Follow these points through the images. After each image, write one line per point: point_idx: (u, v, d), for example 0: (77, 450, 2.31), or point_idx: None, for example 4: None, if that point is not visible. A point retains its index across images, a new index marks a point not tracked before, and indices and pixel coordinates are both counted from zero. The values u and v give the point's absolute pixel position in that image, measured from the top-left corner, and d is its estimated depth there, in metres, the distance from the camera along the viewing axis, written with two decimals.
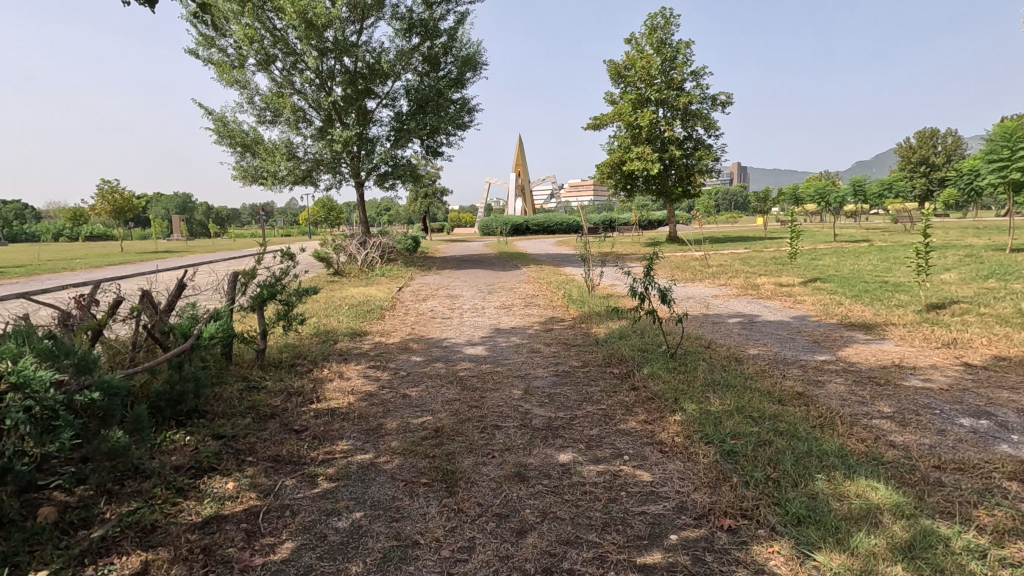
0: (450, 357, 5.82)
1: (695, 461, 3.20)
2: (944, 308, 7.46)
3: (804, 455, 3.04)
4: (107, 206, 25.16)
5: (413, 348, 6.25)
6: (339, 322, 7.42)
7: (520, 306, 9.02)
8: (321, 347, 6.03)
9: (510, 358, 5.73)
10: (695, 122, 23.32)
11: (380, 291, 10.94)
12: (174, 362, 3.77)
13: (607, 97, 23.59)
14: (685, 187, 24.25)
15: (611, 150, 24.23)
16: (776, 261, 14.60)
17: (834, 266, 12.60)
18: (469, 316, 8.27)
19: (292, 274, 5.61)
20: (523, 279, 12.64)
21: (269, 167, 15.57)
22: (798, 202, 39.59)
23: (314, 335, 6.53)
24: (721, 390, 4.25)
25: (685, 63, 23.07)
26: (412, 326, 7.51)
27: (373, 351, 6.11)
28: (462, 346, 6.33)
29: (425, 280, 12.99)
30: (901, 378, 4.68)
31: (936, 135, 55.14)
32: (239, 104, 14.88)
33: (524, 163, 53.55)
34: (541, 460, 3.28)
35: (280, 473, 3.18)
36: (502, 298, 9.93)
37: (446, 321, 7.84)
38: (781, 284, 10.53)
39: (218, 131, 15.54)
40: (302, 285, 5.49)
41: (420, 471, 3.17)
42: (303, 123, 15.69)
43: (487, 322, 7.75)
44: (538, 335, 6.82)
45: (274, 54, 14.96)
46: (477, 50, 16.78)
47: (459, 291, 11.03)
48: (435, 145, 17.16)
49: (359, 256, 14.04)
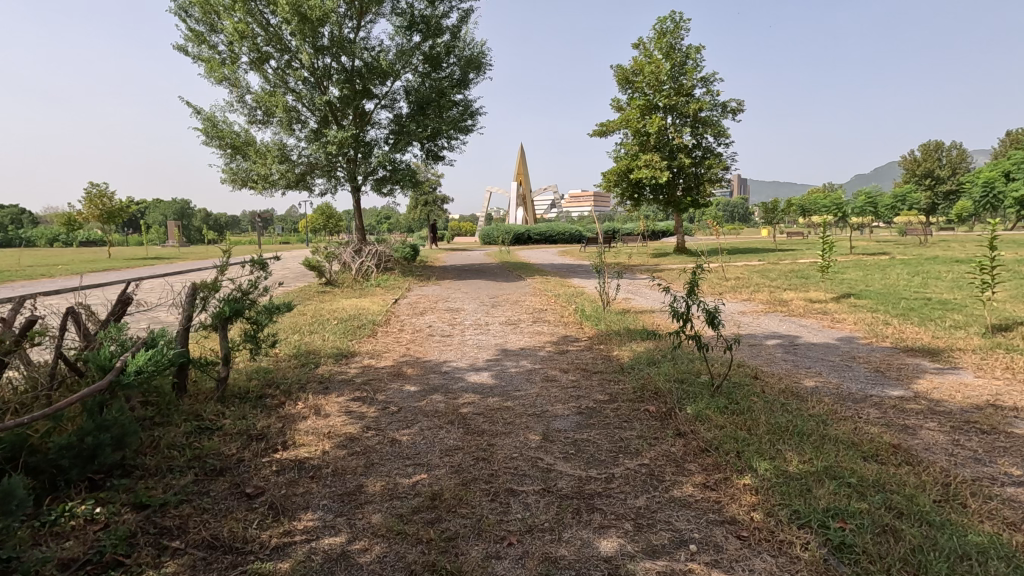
0: (452, 386, 4.91)
1: (792, 557, 2.29)
2: (1012, 331, 6.56)
3: (954, 558, 2.14)
4: (95, 211, 24.22)
5: (407, 374, 5.34)
6: (323, 341, 6.52)
7: (527, 323, 8.11)
8: (299, 373, 5.12)
9: (523, 389, 4.83)
10: (705, 130, 22.56)
11: (374, 303, 10.04)
12: (91, 404, 2.85)
13: (614, 102, 22.84)
14: (694, 197, 23.44)
15: (617, 158, 23.47)
16: (798, 275, 13.70)
17: (862, 282, 11.73)
18: (472, 334, 7.37)
19: (262, 287, 4.70)
20: (529, 291, 11.75)
21: (261, 169, 14.71)
22: (805, 214, 38.80)
23: (292, 358, 5.62)
24: (794, 441, 3.36)
25: (694, 68, 22.36)
26: (407, 345, 6.61)
27: (359, 377, 5.21)
28: (465, 372, 5.42)
29: (423, 291, 12.09)
30: (1008, 424, 3.78)
31: (941, 148, 54.59)
32: (229, 103, 14.01)
33: (526, 172, 52.82)
34: (576, 550, 2.38)
35: (212, 569, 2.27)
36: (507, 313, 9.04)
37: (446, 340, 6.95)
38: (813, 300, 9.64)
39: (207, 132, 14.70)
40: (275, 302, 4.59)
41: (408, 569, 2.26)
42: (297, 125, 14.88)
43: (493, 341, 6.85)
44: (551, 359, 5.91)
45: (267, 52, 14.20)
46: (481, 50, 16.00)
47: (460, 304, 10.14)
48: (436, 149, 16.35)
49: (354, 264, 13.17)
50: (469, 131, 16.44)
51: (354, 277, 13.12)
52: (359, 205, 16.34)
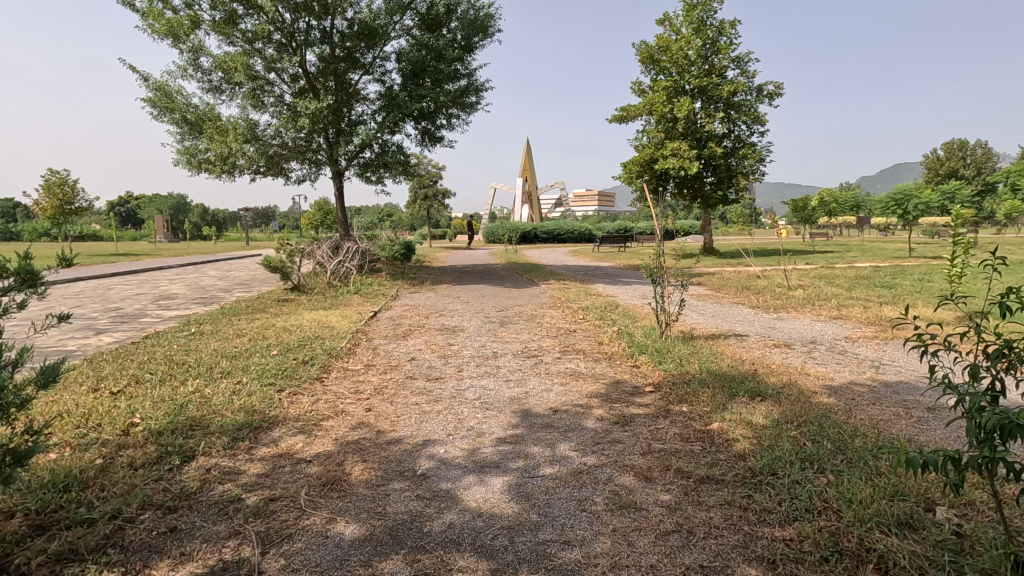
0: (430, 528, 2.40)
1: None
2: None
3: None
4: (53, 201, 21.74)
5: (349, 485, 2.80)
6: (229, 396, 3.98)
7: (553, 357, 5.57)
8: (129, 492, 2.59)
9: (577, 537, 2.32)
10: (738, 115, 20.01)
11: (343, 320, 7.50)
12: None
13: (635, 85, 20.40)
14: (724, 192, 20.88)
15: (640, 147, 20.93)
16: (876, 283, 11.14)
17: (973, 293, 9.18)
18: (474, 376, 4.85)
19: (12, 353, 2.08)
20: (546, 303, 9.21)
21: (221, 149, 12.13)
22: (831, 213, 36.21)
23: (147, 445, 3.09)
24: None
25: (729, 45, 19.76)
26: (369, 404, 4.08)
27: (257, 493, 2.70)
28: (462, 477, 2.90)
29: (412, 301, 9.59)
30: None
31: (966, 147, 52.21)
32: (182, 67, 11.48)
33: (532, 168, 50.36)
34: None
35: None
36: (523, 338, 6.51)
37: (433, 390, 4.45)
38: (939, 321, 7.07)
39: (157, 103, 12.16)
40: (29, 375, 1.99)
41: None
42: (267, 96, 12.36)
43: (504, 394, 4.32)
44: (611, 440, 3.38)
45: (231, 6, 11.75)
46: (490, 11, 13.49)
47: (458, 321, 7.63)
48: (433, 128, 13.89)
49: (329, 266, 10.76)
50: (473, 109, 13.98)
51: (327, 280, 10.74)
52: (341, 193, 13.84)
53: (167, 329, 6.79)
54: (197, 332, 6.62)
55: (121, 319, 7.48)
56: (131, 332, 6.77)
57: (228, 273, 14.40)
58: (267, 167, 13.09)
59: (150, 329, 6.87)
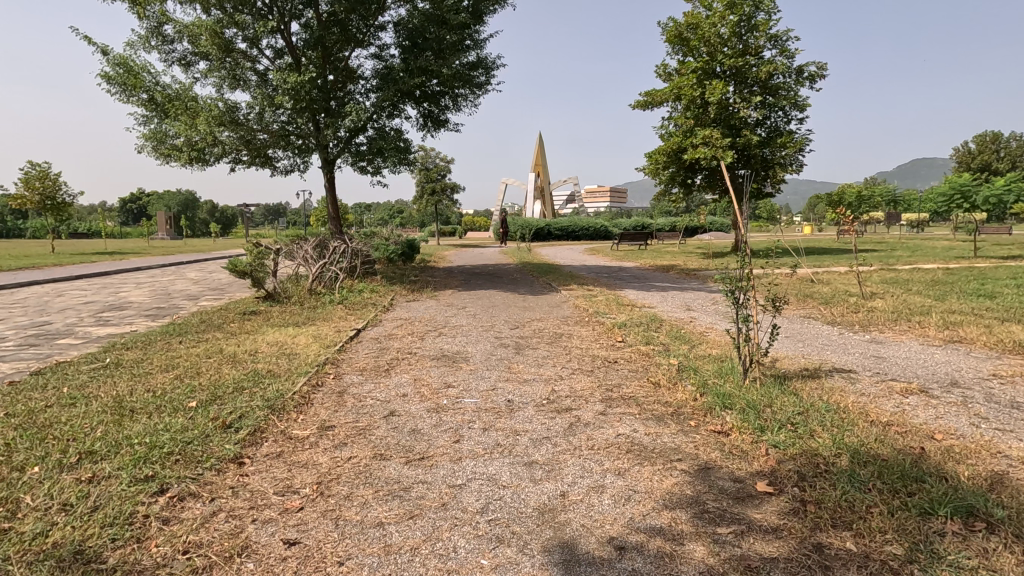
0: None
1: None
2: None
3: None
4: (34, 198, 20.33)
5: None
6: (50, 518, 2.29)
7: (595, 411, 3.82)
8: None
9: None
10: (777, 100, 18.08)
11: (313, 343, 5.82)
12: None
13: (661, 68, 18.56)
14: (759, 185, 19.03)
15: (665, 135, 19.06)
16: (966, 290, 9.27)
17: None
18: (479, 454, 3.12)
19: None
20: (571, 317, 7.44)
21: (191, 133, 10.49)
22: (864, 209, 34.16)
23: None
24: None
25: (766, 21, 17.80)
26: (295, 529, 2.37)
27: None
28: None
29: (407, 313, 7.88)
30: None
31: (998, 140, 49.78)
32: (143, 37, 9.87)
33: (544, 163, 48.55)
34: None
35: None
36: (547, 374, 4.76)
37: (412, 488, 2.72)
38: None
39: (119, 80, 10.57)
40: None
41: None
42: (244, 72, 10.70)
43: (527, 502, 2.59)
44: None
45: None
46: None
47: (461, 344, 5.90)
48: (437, 109, 12.20)
49: (311, 269, 9.06)
50: (482, 89, 12.27)
51: (310, 287, 8.96)
52: (334, 184, 12.19)
53: (78, 358, 5.15)
54: (111, 364, 4.95)
55: (32, 343, 5.85)
56: (30, 361, 5.14)
57: (207, 276, 12.79)
58: (249, 156, 11.46)
59: (58, 357, 5.25)
